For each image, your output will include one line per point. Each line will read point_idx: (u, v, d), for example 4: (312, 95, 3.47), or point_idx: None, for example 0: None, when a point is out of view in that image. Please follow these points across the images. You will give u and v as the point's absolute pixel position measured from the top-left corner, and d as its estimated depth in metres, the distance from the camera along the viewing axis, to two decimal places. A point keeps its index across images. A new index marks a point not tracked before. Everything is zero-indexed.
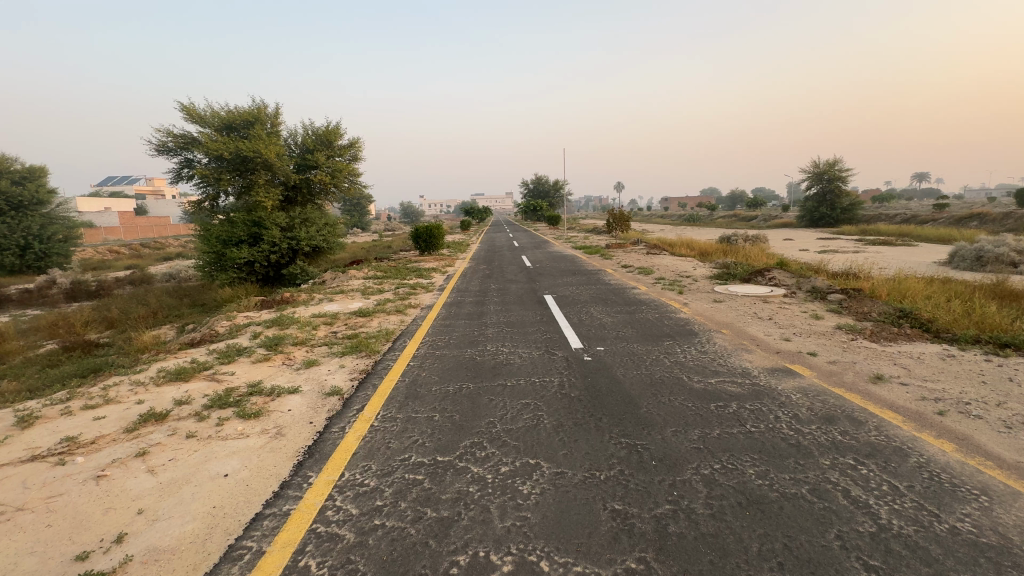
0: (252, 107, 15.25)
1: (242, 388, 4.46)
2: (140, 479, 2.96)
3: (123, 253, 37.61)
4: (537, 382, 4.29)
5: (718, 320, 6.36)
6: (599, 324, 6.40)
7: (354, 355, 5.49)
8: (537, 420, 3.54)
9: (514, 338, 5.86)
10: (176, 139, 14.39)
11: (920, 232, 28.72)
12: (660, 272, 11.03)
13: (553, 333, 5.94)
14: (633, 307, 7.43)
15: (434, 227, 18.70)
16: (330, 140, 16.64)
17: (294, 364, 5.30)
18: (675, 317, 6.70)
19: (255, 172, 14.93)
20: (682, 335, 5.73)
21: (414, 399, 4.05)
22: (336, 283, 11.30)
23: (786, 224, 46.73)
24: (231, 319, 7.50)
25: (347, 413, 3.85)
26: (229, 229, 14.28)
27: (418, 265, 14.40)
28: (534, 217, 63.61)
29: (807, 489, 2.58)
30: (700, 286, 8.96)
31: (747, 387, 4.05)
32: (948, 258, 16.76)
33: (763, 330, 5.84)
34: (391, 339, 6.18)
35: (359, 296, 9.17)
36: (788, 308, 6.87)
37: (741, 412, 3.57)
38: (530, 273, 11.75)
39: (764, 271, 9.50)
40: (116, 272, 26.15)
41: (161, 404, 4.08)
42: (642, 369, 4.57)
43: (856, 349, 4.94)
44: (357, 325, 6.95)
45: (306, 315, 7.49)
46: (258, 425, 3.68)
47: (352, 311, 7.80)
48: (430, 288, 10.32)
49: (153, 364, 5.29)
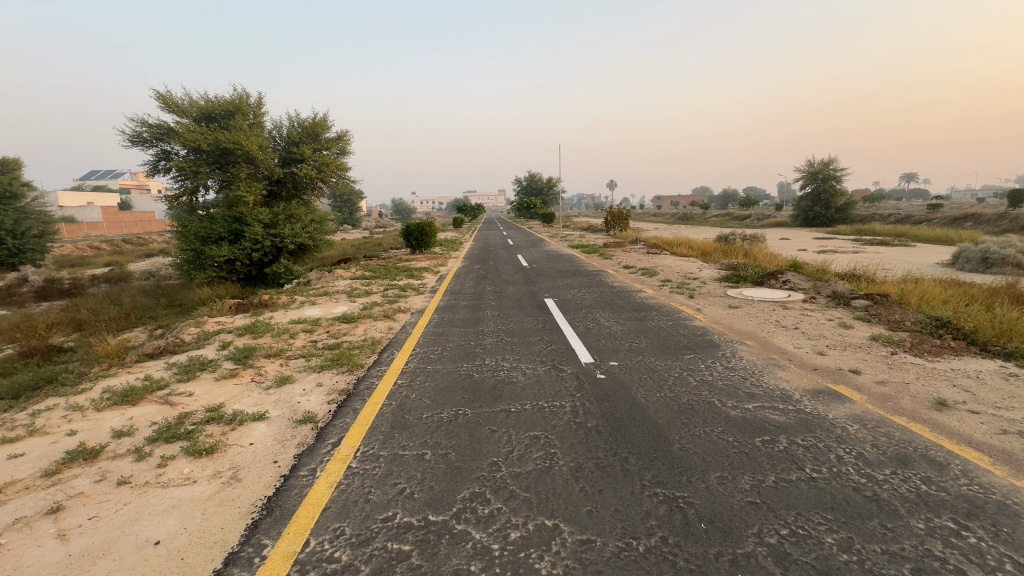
0: (233, 96, 14.43)
1: (197, 415, 3.78)
2: (43, 550, 2.28)
3: (103, 249, 36.51)
4: (545, 408, 3.67)
5: (739, 330, 5.77)
6: (609, 334, 5.78)
7: (333, 371, 4.82)
8: (550, 461, 2.91)
9: (515, 349, 5.22)
10: (151, 129, 13.54)
11: (915, 233, 28.52)
12: (665, 274, 10.45)
13: (559, 345, 5.31)
14: (642, 313, 6.84)
15: (426, 225, 18.04)
16: (317, 132, 15.86)
17: (264, 381, 4.62)
18: (690, 325, 6.11)
19: (236, 165, 14.14)
20: (703, 348, 5.14)
21: (402, 431, 3.40)
22: (321, 284, 10.62)
23: (780, 224, 46.50)
24: (200, 325, 6.77)
25: (319, 451, 3.19)
26: (208, 226, 13.52)
27: (410, 265, 13.75)
28: (528, 214, 62.94)
29: (910, 569, 1.99)
30: (711, 290, 8.39)
31: (793, 415, 3.46)
32: (952, 260, 16.41)
33: (792, 341, 5.26)
34: (376, 350, 5.51)
35: (344, 299, 8.49)
36: (812, 316, 6.32)
37: (795, 451, 2.97)
38: (527, 274, 11.10)
39: (776, 273, 8.95)
40: (95, 269, 25.20)
41: (97, 436, 3.40)
42: (666, 391, 3.96)
43: (903, 366, 4.37)
44: (340, 333, 6.28)
45: (284, 321, 6.79)
46: (211, 466, 3.03)
47: (336, 317, 7.11)
48: (422, 289, 9.65)
49: (99, 382, 4.58)
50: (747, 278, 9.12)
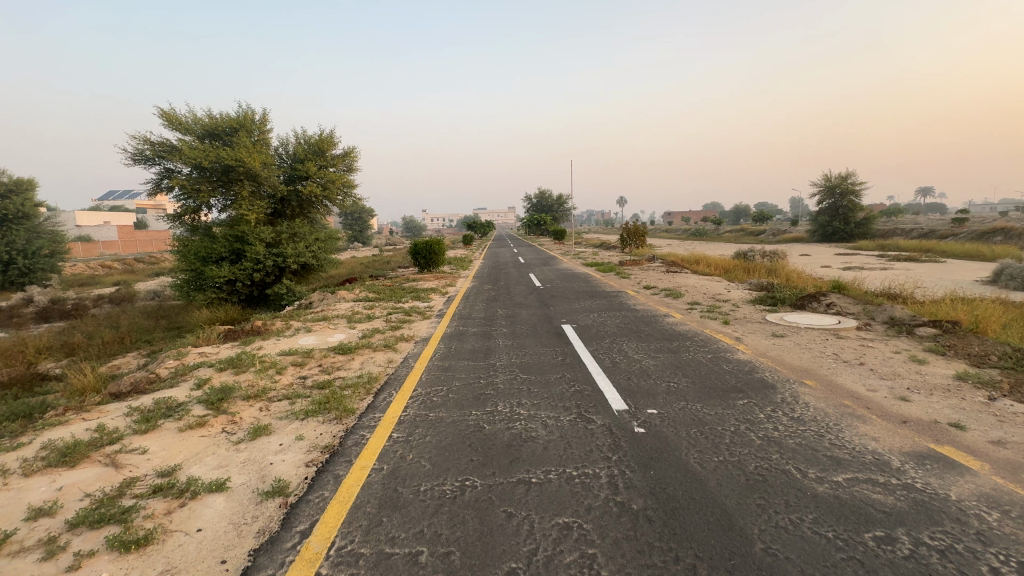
0: (238, 113, 14.10)
1: (144, 484, 3.06)
2: None
3: (115, 267, 36.61)
4: (576, 481, 2.88)
5: (793, 366, 4.94)
6: (640, 370, 4.98)
7: (319, 419, 4.08)
8: (589, 571, 2.12)
9: (532, 391, 4.46)
10: (154, 147, 13.20)
11: (944, 248, 27.28)
12: (691, 295, 9.65)
13: (584, 386, 4.54)
14: (674, 343, 6.04)
15: (435, 242, 17.45)
16: (323, 149, 15.48)
17: (236, 432, 3.88)
18: (733, 359, 5.29)
19: (239, 183, 13.73)
20: (756, 390, 4.31)
21: (392, 514, 2.63)
22: (322, 307, 9.98)
23: (797, 240, 45.29)
24: (181, 357, 6.10)
25: (282, 545, 2.42)
26: (209, 245, 13.06)
27: (417, 285, 13.11)
28: (538, 231, 62.26)
29: None
30: (747, 314, 7.57)
31: (903, 496, 2.62)
32: (994, 277, 15.33)
33: (862, 382, 4.42)
34: (371, 390, 4.77)
35: (343, 325, 7.80)
36: (874, 347, 5.48)
37: (929, 559, 2.13)
38: (541, 296, 10.37)
39: (818, 295, 8.10)
40: (103, 289, 24.92)
41: (9, 516, 2.69)
42: (724, 454, 3.16)
43: (1016, 419, 3.53)
44: (334, 367, 5.57)
45: (273, 353, 6.09)
46: (138, 569, 2.29)
47: (331, 346, 6.41)
48: (427, 313, 8.95)
49: (44, 432, 3.89)
50: (784, 300, 8.29)
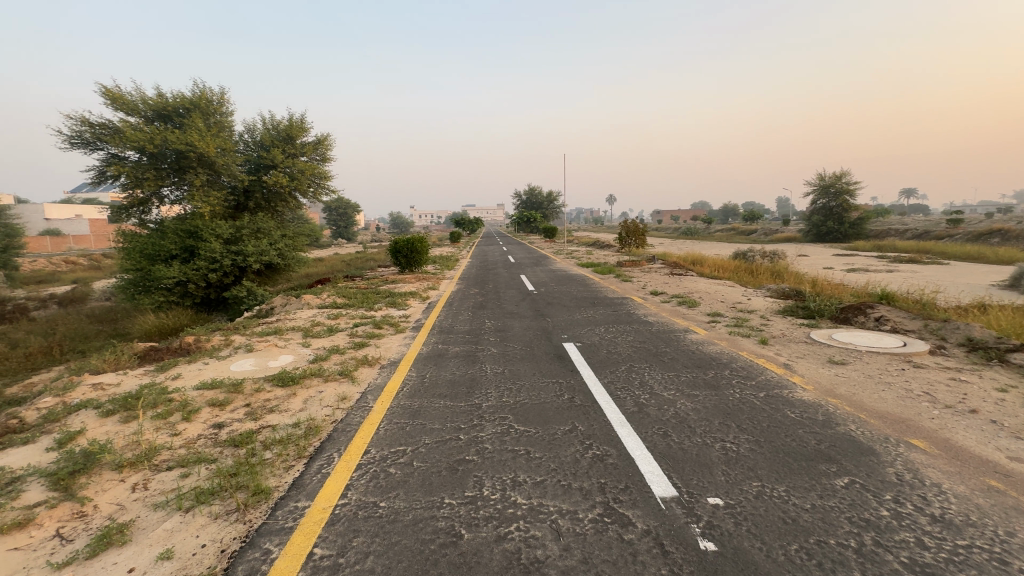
0: (193, 92, 12.56)
1: None
2: None
3: (79, 263, 34.36)
4: None
5: (885, 415, 3.65)
6: (679, 420, 3.65)
7: (211, 513, 2.66)
8: None
9: (532, 461, 3.08)
10: (93, 129, 11.59)
11: (944, 248, 26.64)
12: (708, 304, 8.40)
13: (606, 450, 3.18)
14: (710, 374, 4.72)
15: (417, 240, 16.04)
16: (291, 136, 14.02)
17: (72, 540, 2.47)
18: (795, 401, 3.99)
19: (193, 171, 12.21)
20: (857, 462, 2.98)
21: None
22: (279, 316, 8.54)
23: (791, 241, 44.57)
24: (67, 391, 4.61)
25: None
26: (156, 242, 11.50)
27: (395, 288, 11.68)
28: (528, 229, 60.93)
29: None
30: (784, 330, 6.32)
31: None
32: (1013, 281, 14.40)
33: (996, 444, 3.15)
34: (304, 451, 3.35)
35: (295, 342, 6.35)
36: (971, 383, 4.24)
37: None
38: (536, 303, 9.07)
39: (863, 306, 6.90)
40: (60, 287, 23.02)
41: None
42: None
43: None
44: (266, 408, 4.15)
45: (190, 386, 4.63)
46: None
47: (270, 374, 4.99)
48: (402, 325, 7.55)
49: None
50: (821, 312, 7.08)
